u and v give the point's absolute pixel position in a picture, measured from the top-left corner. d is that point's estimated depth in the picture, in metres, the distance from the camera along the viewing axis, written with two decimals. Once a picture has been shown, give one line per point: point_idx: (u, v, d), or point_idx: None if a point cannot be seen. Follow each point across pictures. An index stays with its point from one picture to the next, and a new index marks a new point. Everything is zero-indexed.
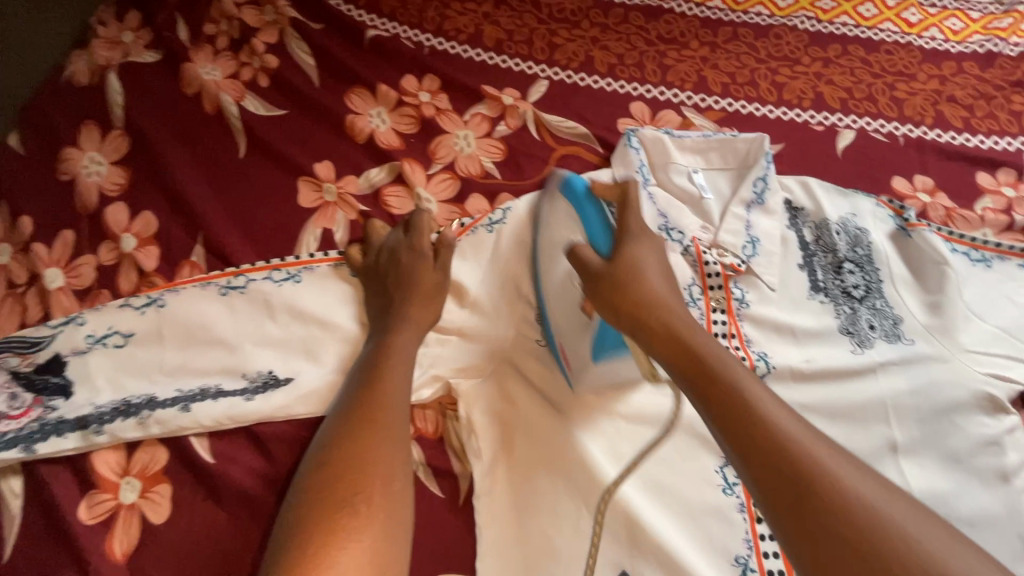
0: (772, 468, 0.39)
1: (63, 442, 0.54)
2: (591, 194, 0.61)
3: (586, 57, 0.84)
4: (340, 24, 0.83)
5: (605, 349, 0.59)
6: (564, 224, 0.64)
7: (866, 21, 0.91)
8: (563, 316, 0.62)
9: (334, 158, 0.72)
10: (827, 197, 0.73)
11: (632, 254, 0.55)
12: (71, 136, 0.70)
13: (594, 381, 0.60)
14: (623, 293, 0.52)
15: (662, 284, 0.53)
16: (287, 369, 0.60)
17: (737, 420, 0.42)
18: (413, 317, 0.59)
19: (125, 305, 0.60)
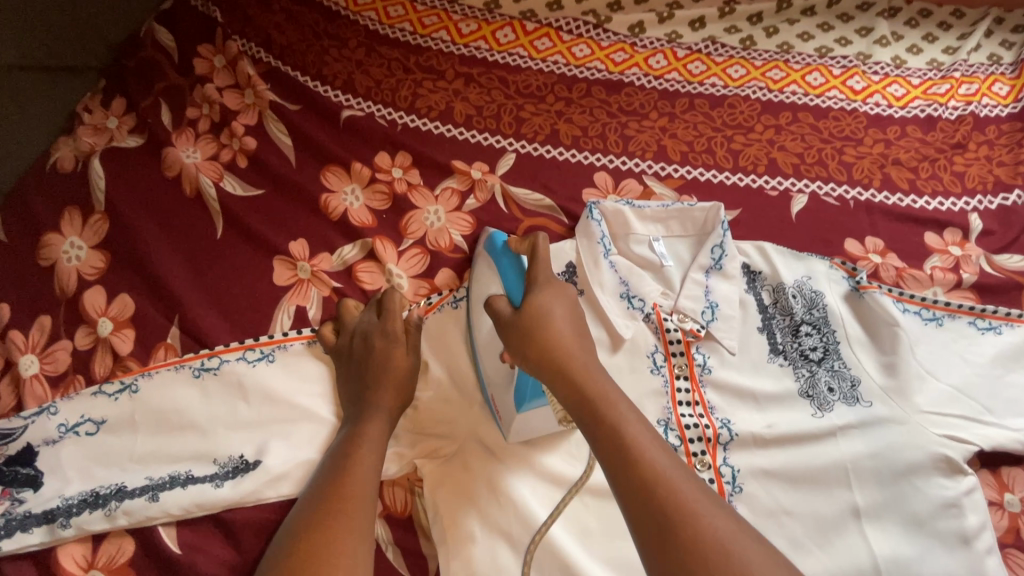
0: (609, 452, 0.47)
1: (29, 537, 0.54)
2: (508, 248, 0.68)
3: (551, 130, 0.89)
4: (317, 104, 0.87)
5: (525, 398, 0.60)
6: (487, 275, 0.68)
7: (814, 90, 0.97)
8: (492, 368, 0.64)
9: (309, 237, 0.75)
10: (783, 261, 0.76)
11: (538, 303, 0.58)
12: (53, 222, 0.73)
13: (523, 429, 0.62)
14: (530, 342, 0.55)
15: (568, 331, 0.56)
16: (257, 453, 0.60)
17: (616, 456, 0.46)
18: (383, 401, 0.61)
19: (98, 392, 0.61)
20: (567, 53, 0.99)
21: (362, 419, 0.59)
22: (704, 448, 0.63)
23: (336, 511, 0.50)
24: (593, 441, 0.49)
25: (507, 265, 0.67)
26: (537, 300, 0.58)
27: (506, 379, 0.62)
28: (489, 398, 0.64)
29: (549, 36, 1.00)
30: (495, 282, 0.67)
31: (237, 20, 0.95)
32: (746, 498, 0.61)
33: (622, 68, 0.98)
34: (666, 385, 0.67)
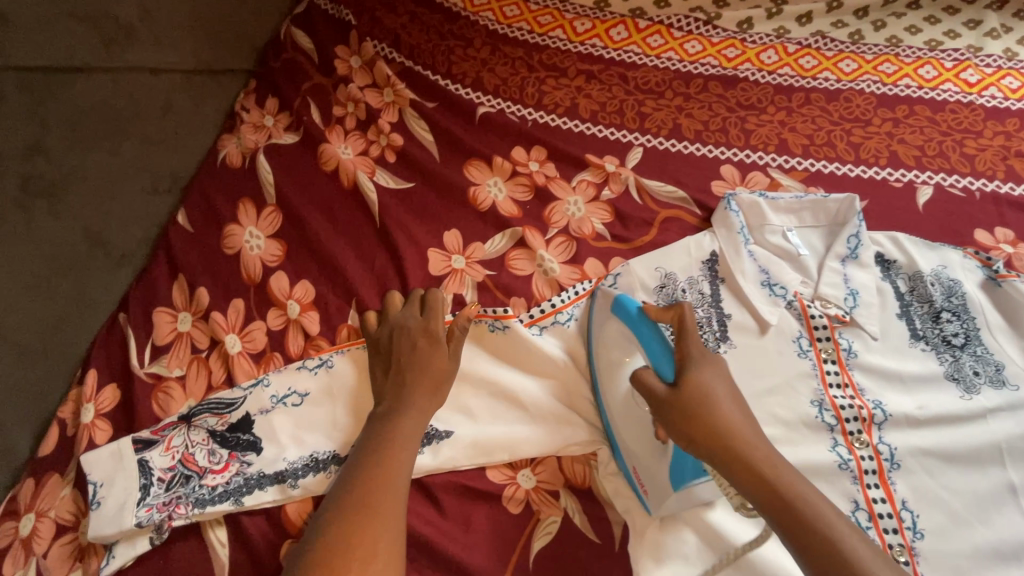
0: (810, 548, 0.47)
1: (264, 494, 0.60)
2: (645, 315, 0.62)
3: (673, 125, 0.93)
4: (452, 102, 0.92)
5: (685, 477, 0.57)
6: (623, 343, 0.66)
7: (927, 83, 0.98)
8: (633, 440, 0.63)
9: (461, 228, 0.81)
10: (917, 251, 0.79)
11: (698, 382, 0.56)
12: (233, 213, 0.79)
13: (674, 507, 0.59)
14: (700, 429, 0.54)
15: (735, 412, 0.55)
16: (445, 423, 0.67)
17: (831, 568, 0.45)
18: (417, 399, 0.61)
19: (301, 366, 0.68)
20: (680, 49, 1.01)
21: (390, 411, 0.60)
22: (860, 427, 0.67)
23: (368, 523, 0.48)
24: (785, 529, 0.49)
25: (650, 341, 0.61)
26: (694, 377, 0.57)
27: (656, 460, 0.60)
28: (629, 468, 0.63)
29: (661, 34, 1.03)
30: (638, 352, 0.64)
31: (367, 21, 0.99)
32: (905, 474, 0.65)
33: (735, 65, 1.00)
34: (816, 368, 0.71)
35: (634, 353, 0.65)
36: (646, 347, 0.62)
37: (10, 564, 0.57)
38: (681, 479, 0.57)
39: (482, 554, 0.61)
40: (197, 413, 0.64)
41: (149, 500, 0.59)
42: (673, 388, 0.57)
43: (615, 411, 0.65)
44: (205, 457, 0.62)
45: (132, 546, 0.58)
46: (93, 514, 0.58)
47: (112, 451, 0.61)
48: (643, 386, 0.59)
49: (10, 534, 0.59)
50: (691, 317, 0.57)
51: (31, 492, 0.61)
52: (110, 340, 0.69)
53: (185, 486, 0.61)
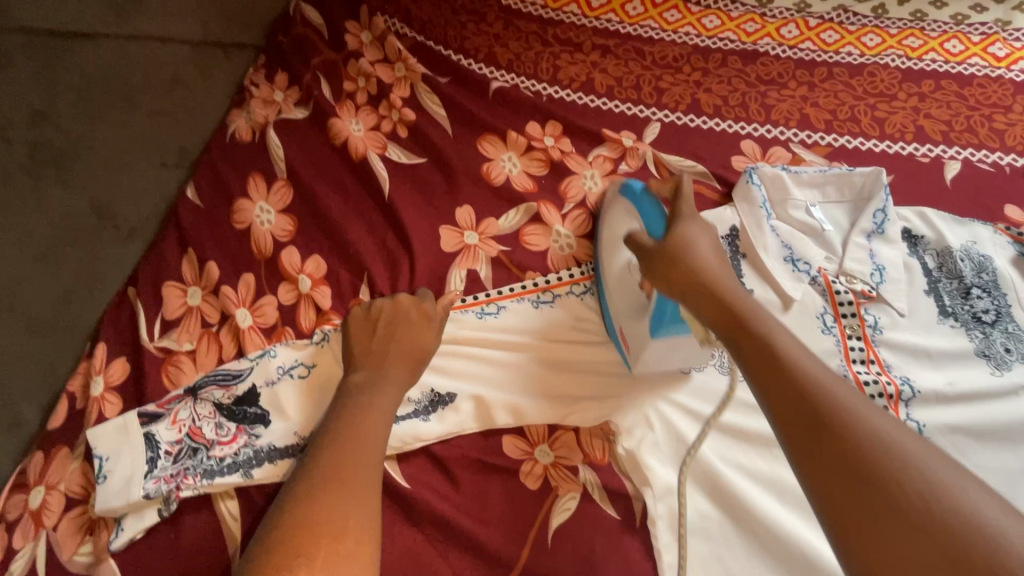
0: (773, 377, 0.42)
1: (269, 467, 0.58)
2: (648, 190, 0.64)
3: (692, 100, 0.90)
4: (465, 76, 0.90)
5: (661, 325, 0.60)
6: (626, 220, 0.68)
7: (954, 57, 0.94)
8: (622, 302, 0.67)
9: (474, 202, 0.78)
10: (946, 226, 0.76)
11: (683, 234, 0.57)
12: (243, 187, 0.77)
13: (651, 361, 0.63)
14: (676, 268, 0.55)
15: (713, 260, 0.55)
16: (447, 388, 0.66)
17: (774, 379, 0.42)
18: (393, 377, 0.59)
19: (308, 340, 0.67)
20: (698, 24, 0.98)
21: (367, 382, 0.58)
22: (886, 403, 0.65)
23: (334, 486, 0.45)
24: (738, 352, 0.46)
25: (648, 210, 0.63)
26: (681, 231, 0.58)
27: (640, 316, 0.64)
28: (615, 329, 0.67)
29: (678, 8, 0.99)
30: (636, 221, 0.66)
31: None
32: None
33: (754, 39, 0.97)
34: (840, 344, 0.69)
35: (633, 221, 0.67)
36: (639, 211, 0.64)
37: (22, 537, 0.56)
38: (658, 326, 0.60)
39: (500, 531, 0.60)
40: (203, 386, 0.63)
41: (156, 473, 0.58)
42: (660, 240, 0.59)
43: (609, 273, 0.69)
44: (212, 430, 0.61)
45: (141, 518, 0.57)
46: (99, 487, 0.57)
47: (117, 424, 0.60)
48: (635, 241, 0.62)
49: (20, 507, 0.58)
50: (689, 180, 0.60)
51: (40, 465, 0.59)
52: (120, 314, 0.68)
53: (192, 458, 0.59)
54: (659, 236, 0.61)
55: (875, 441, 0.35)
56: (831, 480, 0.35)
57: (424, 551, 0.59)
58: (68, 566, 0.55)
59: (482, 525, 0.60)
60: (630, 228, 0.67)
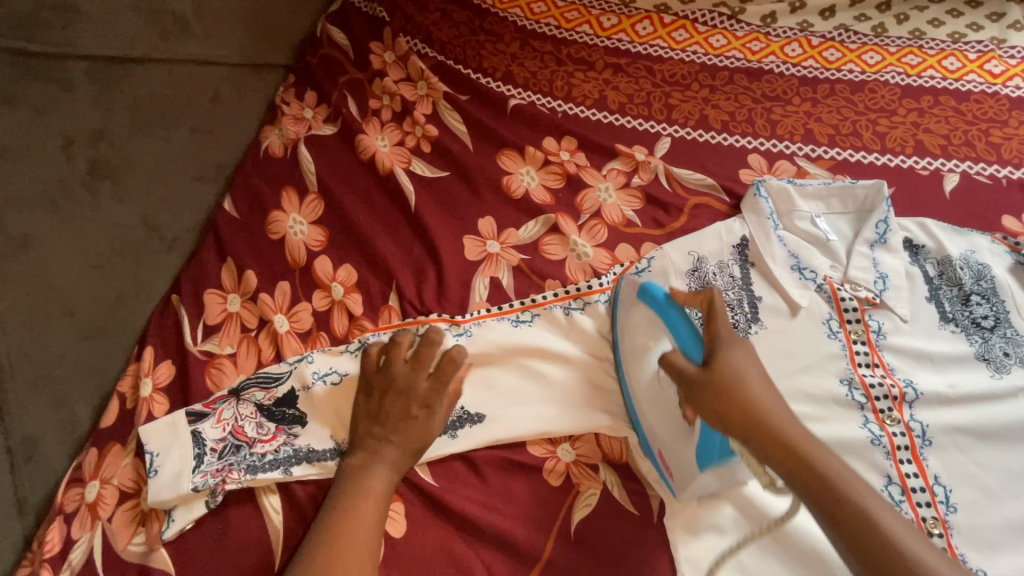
0: (858, 539, 0.44)
1: (305, 467, 0.63)
2: (674, 301, 0.61)
3: (700, 116, 0.95)
4: (484, 94, 0.95)
5: (710, 458, 0.58)
6: (655, 333, 0.64)
7: (952, 74, 0.98)
8: (659, 424, 0.63)
9: (495, 215, 0.83)
10: (946, 236, 0.80)
11: (730, 363, 0.55)
12: (276, 200, 0.81)
13: (695, 489, 0.60)
14: (735, 411, 0.52)
15: (765, 390, 0.54)
16: (475, 405, 0.69)
17: (883, 562, 0.43)
18: (387, 457, 0.61)
19: (342, 350, 0.70)
20: (705, 43, 1.03)
21: (366, 462, 0.60)
22: (891, 405, 0.68)
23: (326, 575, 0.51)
24: (829, 520, 0.46)
25: (675, 323, 0.60)
26: (725, 358, 0.55)
27: (679, 439, 0.61)
28: (654, 450, 0.64)
29: (685, 29, 1.04)
30: (666, 337, 0.63)
31: (399, 18, 1.01)
32: (937, 451, 0.66)
33: (759, 57, 1.01)
34: (845, 349, 0.72)
35: (661, 338, 0.64)
36: (674, 333, 0.61)
37: (79, 528, 0.60)
38: (707, 460, 0.58)
39: (525, 524, 0.63)
40: (246, 387, 0.67)
41: (203, 468, 0.62)
42: (702, 368, 0.55)
43: (637, 382, 0.66)
44: (253, 429, 0.65)
45: (189, 510, 0.61)
46: (151, 481, 0.61)
47: (168, 422, 0.64)
48: (671, 365, 0.57)
49: (76, 500, 0.62)
50: (719, 302, 0.56)
51: (94, 461, 0.63)
52: (165, 319, 0.72)
53: (236, 455, 0.63)
54: (698, 363, 0.58)
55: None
56: None
57: (454, 544, 0.63)
58: (122, 556, 0.59)
59: (509, 521, 0.64)
60: (661, 346, 0.64)
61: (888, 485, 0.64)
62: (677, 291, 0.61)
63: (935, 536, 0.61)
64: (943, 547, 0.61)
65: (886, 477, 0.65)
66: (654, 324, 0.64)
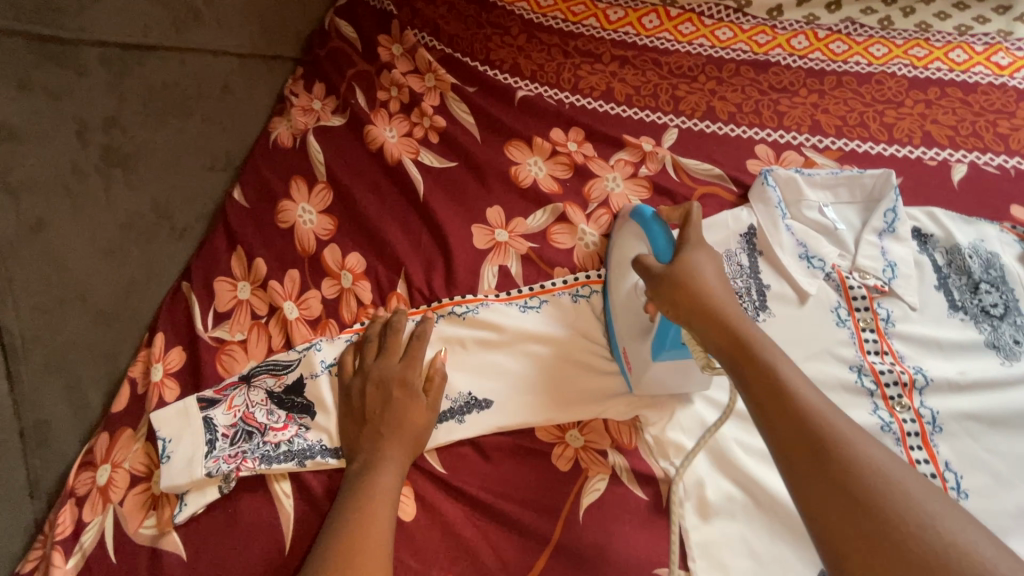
0: (774, 403, 0.46)
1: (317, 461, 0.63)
2: (657, 216, 0.66)
3: (707, 107, 0.95)
4: (491, 86, 0.95)
5: (662, 348, 0.63)
6: (636, 242, 0.71)
7: (959, 66, 0.98)
8: (628, 325, 0.68)
9: (503, 204, 0.83)
10: (954, 225, 0.80)
11: (689, 260, 0.59)
12: (285, 189, 0.82)
13: (650, 381, 0.65)
14: (683, 296, 0.56)
15: (721, 288, 0.57)
16: (483, 391, 0.69)
17: (783, 419, 0.44)
18: (390, 455, 0.61)
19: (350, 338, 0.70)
20: (711, 36, 1.03)
21: (369, 461, 0.60)
22: (901, 392, 0.68)
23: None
24: (745, 383, 0.49)
25: (656, 234, 0.65)
26: (688, 257, 0.59)
27: (643, 336, 0.66)
28: (619, 348, 0.69)
29: (692, 21, 1.04)
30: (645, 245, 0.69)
31: (407, 11, 1.02)
32: (947, 437, 0.66)
33: (766, 50, 1.01)
34: (854, 337, 0.72)
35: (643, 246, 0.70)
36: (651, 243, 0.65)
37: (91, 510, 0.61)
38: (657, 350, 0.63)
39: (535, 510, 0.63)
40: (256, 374, 0.67)
41: (216, 453, 0.62)
42: (666, 265, 0.60)
43: (615, 289, 0.71)
44: (264, 416, 0.65)
45: (203, 494, 0.61)
46: (164, 467, 0.61)
47: (179, 408, 0.64)
48: (641, 264, 0.62)
49: (88, 483, 0.62)
50: (694, 208, 0.61)
51: (106, 445, 0.64)
52: (175, 306, 0.72)
53: (248, 442, 0.63)
54: (665, 259, 0.63)
55: (889, 489, 0.39)
56: (829, 504, 0.40)
57: (463, 530, 0.63)
58: (133, 538, 0.60)
59: (519, 506, 0.64)
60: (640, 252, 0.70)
61: None
62: (661, 209, 0.67)
63: None
64: None
65: (897, 464, 0.65)
66: (638, 235, 0.71)
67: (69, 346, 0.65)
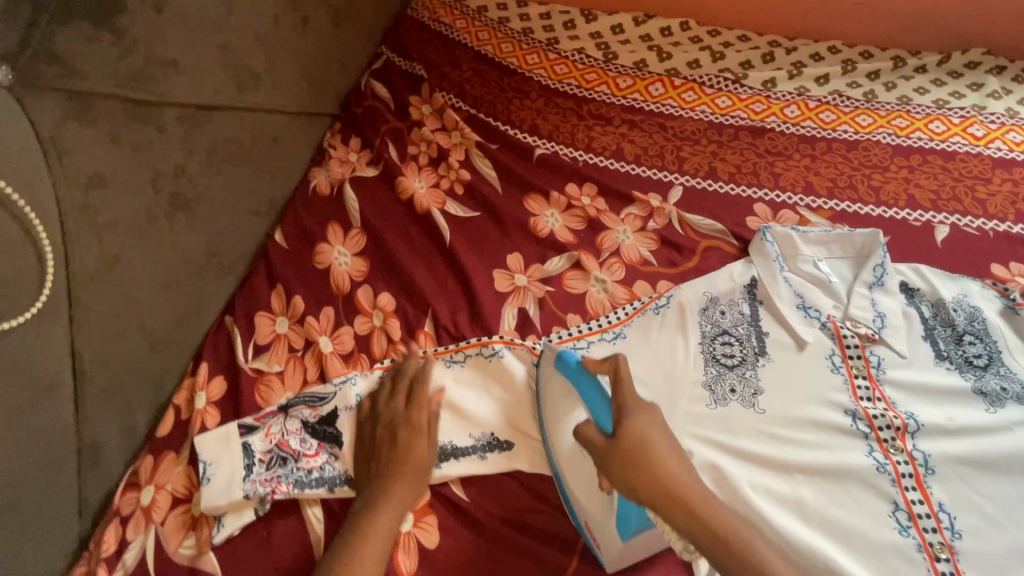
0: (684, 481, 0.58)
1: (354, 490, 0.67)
2: (584, 367, 0.67)
3: (709, 168, 1.04)
4: (512, 144, 1.04)
5: (629, 527, 0.61)
6: (569, 403, 0.68)
7: (938, 135, 1.07)
8: (585, 494, 0.66)
9: (521, 251, 0.90)
10: (939, 281, 0.86)
11: (635, 430, 0.60)
12: (322, 234, 0.89)
13: (622, 555, 0.63)
14: (645, 481, 0.57)
15: (672, 457, 0.59)
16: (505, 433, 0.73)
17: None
18: (400, 494, 0.64)
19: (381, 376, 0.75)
20: (712, 104, 1.13)
21: (380, 495, 0.64)
22: (893, 434, 0.73)
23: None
24: (723, 566, 0.54)
25: (589, 392, 0.66)
26: (632, 423, 0.60)
27: (605, 511, 0.63)
28: (580, 518, 0.66)
29: (694, 90, 1.15)
30: (581, 407, 0.67)
31: (436, 76, 1.13)
32: (940, 479, 0.70)
33: (762, 117, 1.11)
34: (847, 383, 0.77)
35: (578, 407, 0.67)
36: (586, 402, 0.66)
37: (134, 529, 0.64)
38: (626, 529, 0.61)
39: (553, 544, 0.67)
40: (294, 404, 0.72)
41: (253, 477, 0.66)
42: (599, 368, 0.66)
43: (567, 463, 0.67)
44: (297, 443, 0.69)
45: (238, 517, 0.65)
46: (205, 488, 0.65)
47: (221, 434, 0.69)
48: (585, 438, 0.63)
49: (132, 503, 0.66)
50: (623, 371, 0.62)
51: (150, 467, 0.68)
52: (219, 339, 0.78)
53: (282, 466, 0.67)
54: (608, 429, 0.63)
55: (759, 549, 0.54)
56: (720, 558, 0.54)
57: (480, 561, 0.66)
58: (173, 557, 0.63)
59: (528, 534, 0.68)
60: (578, 416, 0.67)
61: (895, 511, 0.68)
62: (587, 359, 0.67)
63: (941, 561, 0.65)
64: (950, 571, 0.64)
65: (893, 503, 0.68)
66: (569, 392, 0.68)
67: (124, 374, 0.68)
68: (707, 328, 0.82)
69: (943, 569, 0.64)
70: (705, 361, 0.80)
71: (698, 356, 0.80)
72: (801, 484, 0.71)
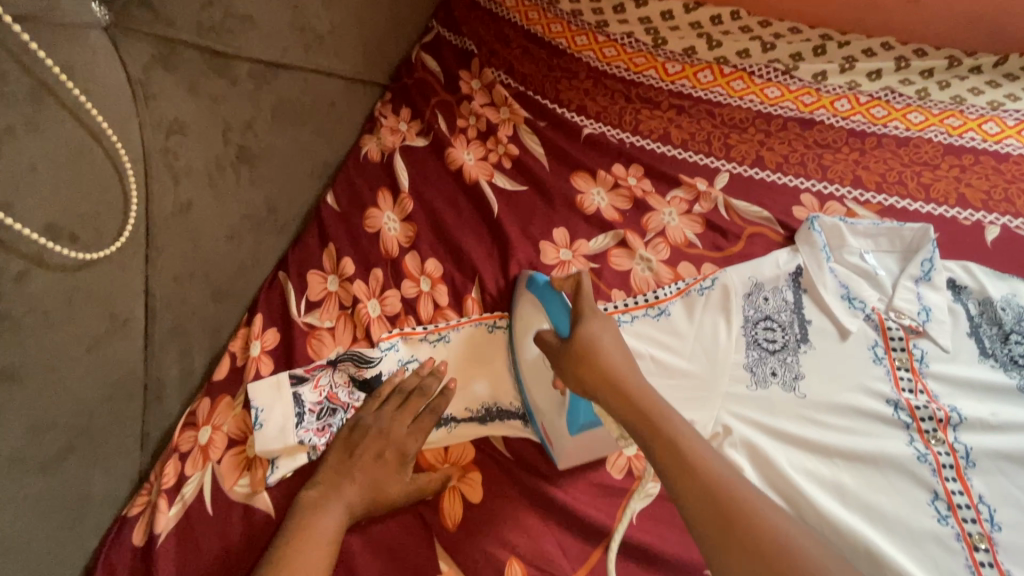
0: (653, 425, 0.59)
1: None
2: (551, 286, 0.74)
3: (757, 156, 1.03)
4: (559, 122, 1.05)
5: (577, 423, 0.67)
6: (535, 314, 0.76)
7: (991, 137, 1.06)
8: (542, 397, 0.72)
9: (567, 227, 0.91)
10: (988, 280, 0.86)
11: (587, 335, 0.66)
12: (373, 199, 0.91)
13: (572, 451, 0.69)
14: (586, 369, 0.64)
15: (620, 356, 0.65)
16: None
17: (686, 484, 0.54)
18: (346, 495, 0.65)
19: (424, 339, 0.78)
20: (760, 93, 1.12)
21: (321, 499, 0.64)
22: (936, 426, 0.72)
23: None
24: (649, 449, 0.58)
25: (553, 304, 0.74)
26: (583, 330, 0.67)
27: (557, 407, 0.71)
28: (536, 421, 0.72)
29: (743, 79, 1.14)
30: (544, 318, 0.75)
31: (486, 52, 1.14)
32: (980, 473, 0.69)
33: (811, 109, 1.10)
34: (889, 373, 0.78)
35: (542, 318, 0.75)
36: (549, 312, 0.74)
37: (192, 466, 0.67)
38: (573, 424, 0.68)
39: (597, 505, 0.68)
40: (342, 359, 0.74)
41: (304, 425, 0.70)
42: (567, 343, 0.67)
43: (531, 378, 0.74)
44: (346, 395, 0.73)
45: (292, 460, 0.68)
46: (256, 432, 0.68)
47: (273, 382, 0.71)
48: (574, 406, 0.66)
49: (191, 441, 0.69)
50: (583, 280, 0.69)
51: (208, 408, 0.71)
52: (272, 293, 0.81)
53: (334, 417, 0.72)
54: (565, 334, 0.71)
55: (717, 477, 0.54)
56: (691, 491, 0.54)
57: (523, 522, 0.67)
58: (229, 494, 0.66)
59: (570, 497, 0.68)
60: (541, 325, 0.75)
61: (934, 499, 0.68)
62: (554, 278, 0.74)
63: (979, 551, 0.65)
64: (989, 561, 0.64)
65: (933, 492, 0.69)
66: (535, 306, 0.76)
67: (189, 317, 0.71)
68: (751, 313, 0.82)
69: (982, 558, 0.64)
70: (748, 346, 0.80)
71: (741, 340, 0.80)
72: (840, 470, 0.71)
